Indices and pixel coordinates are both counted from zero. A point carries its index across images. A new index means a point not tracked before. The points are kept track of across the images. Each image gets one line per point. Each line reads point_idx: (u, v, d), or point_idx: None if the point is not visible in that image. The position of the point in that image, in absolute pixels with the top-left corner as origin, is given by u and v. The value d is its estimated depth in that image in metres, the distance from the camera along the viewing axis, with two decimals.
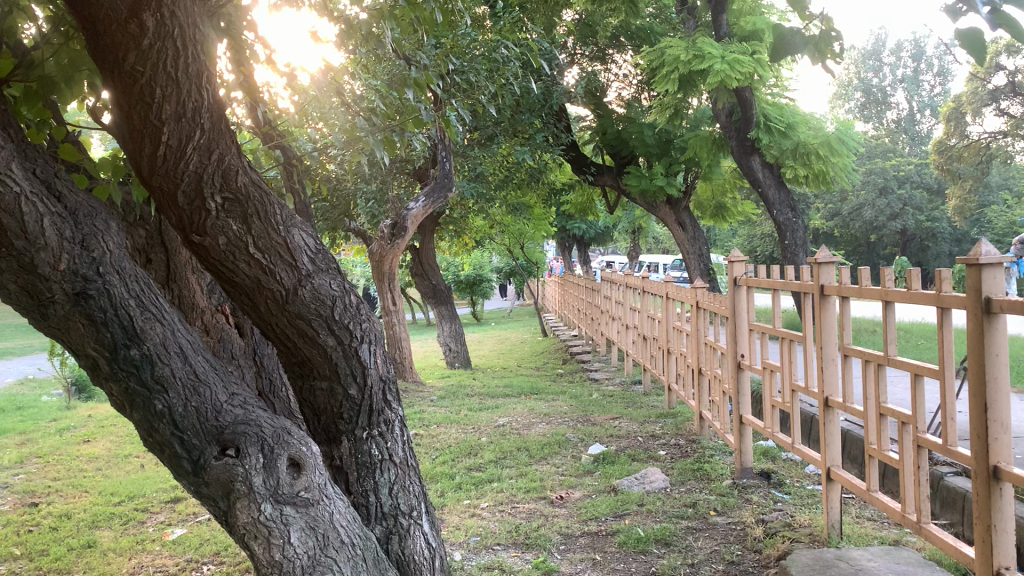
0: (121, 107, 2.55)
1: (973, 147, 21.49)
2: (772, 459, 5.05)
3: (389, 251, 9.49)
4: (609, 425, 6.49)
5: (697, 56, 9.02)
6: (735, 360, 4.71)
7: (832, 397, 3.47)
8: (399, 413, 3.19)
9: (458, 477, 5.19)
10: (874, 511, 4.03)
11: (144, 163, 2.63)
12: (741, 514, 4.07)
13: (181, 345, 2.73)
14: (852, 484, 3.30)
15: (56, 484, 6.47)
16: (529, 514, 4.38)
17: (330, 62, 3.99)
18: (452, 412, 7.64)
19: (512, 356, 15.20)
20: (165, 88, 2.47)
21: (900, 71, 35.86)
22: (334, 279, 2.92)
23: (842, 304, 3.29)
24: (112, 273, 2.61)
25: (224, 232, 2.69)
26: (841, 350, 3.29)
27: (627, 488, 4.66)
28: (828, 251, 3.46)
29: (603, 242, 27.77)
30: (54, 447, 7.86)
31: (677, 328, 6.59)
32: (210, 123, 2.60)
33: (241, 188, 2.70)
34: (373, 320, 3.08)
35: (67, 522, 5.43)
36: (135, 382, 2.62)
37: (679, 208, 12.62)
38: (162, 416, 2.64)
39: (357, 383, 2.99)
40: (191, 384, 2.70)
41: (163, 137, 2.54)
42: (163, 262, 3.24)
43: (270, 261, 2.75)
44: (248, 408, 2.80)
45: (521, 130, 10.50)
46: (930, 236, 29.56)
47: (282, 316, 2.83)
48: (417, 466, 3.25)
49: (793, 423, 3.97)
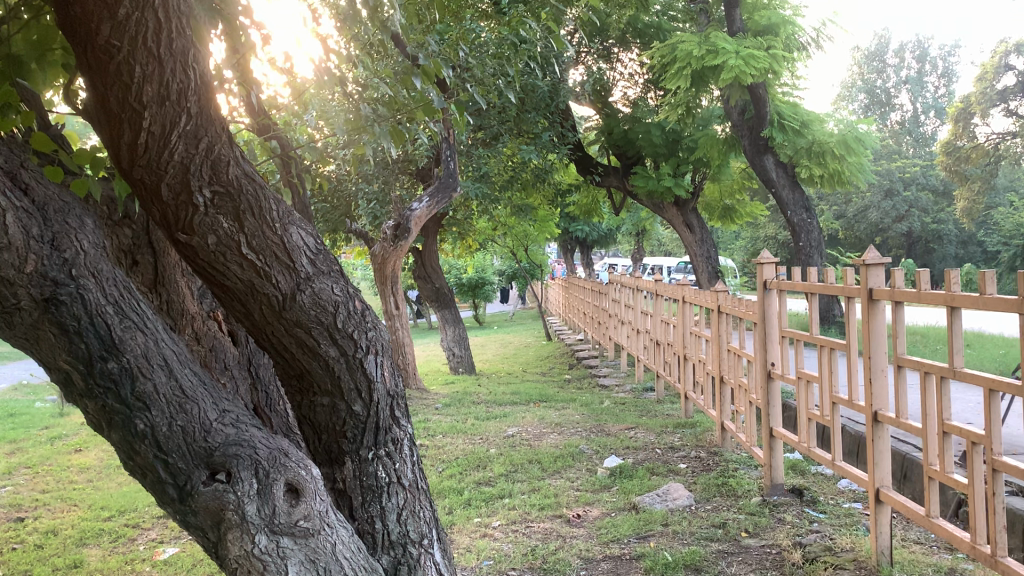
0: (95, 91, 2.26)
1: (981, 149, 21.08)
2: (802, 474, 4.75)
3: (392, 253, 9.13)
4: (624, 435, 6.18)
5: (710, 52, 8.80)
6: (765, 369, 4.42)
7: (881, 411, 3.18)
8: (409, 431, 2.89)
9: (467, 492, 4.89)
10: (920, 533, 3.72)
11: (123, 154, 2.34)
12: (775, 536, 3.77)
13: (166, 357, 2.43)
14: (906, 508, 3.02)
15: (44, 497, 6.17)
16: (545, 535, 4.08)
17: (334, 48, 3.71)
18: (458, 421, 7.34)
19: (516, 361, 14.90)
20: (145, 66, 2.18)
21: (904, 73, 35.71)
22: (336, 283, 2.63)
23: (895, 311, 3.00)
24: (88, 276, 2.32)
25: (214, 229, 2.39)
26: (893, 361, 3.00)
27: (649, 506, 4.35)
28: (877, 251, 3.16)
29: (607, 244, 27.50)
30: (44, 456, 7.58)
31: (694, 333, 6.29)
32: (198, 107, 2.31)
33: (233, 181, 2.42)
34: (380, 327, 2.78)
35: (52, 539, 5.13)
36: (113, 399, 2.32)
37: (686, 209, 12.34)
38: (144, 438, 2.34)
39: (362, 399, 2.70)
40: (177, 400, 2.40)
41: (145, 122, 2.25)
42: (150, 264, 2.95)
43: (265, 262, 2.46)
44: (241, 427, 2.51)
45: (527, 130, 10.27)
46: (934, 238, 29.17)
47: (279, 324, 2.53)
48: (427, 489, 2.96)
49: (834, 437, 3.66)
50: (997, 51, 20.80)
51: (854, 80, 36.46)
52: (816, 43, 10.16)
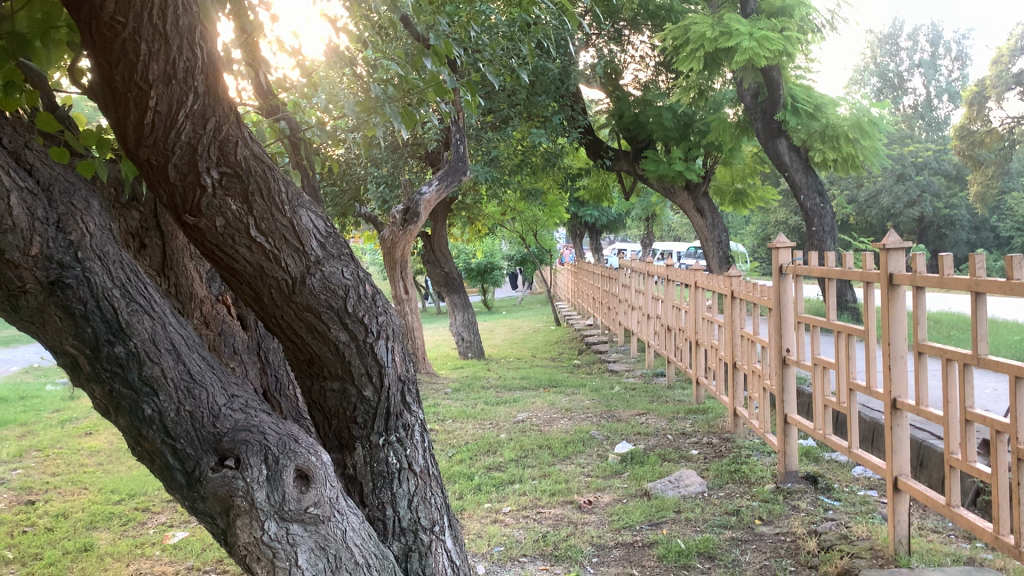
0: (101, 69, 2.21)
1: (995, 133, 20.69)
2: (816, 461, 4.70)
3: (402, 236, 9.08)
4: (635, 421, 6.14)
5: (723, 34, 8.64)
6: (780, 356, 4.36)
7: (900, 399, 3.12)
8: (420, 417, 2.85)
9: (477, 477, 4.87)
10: (938, 521, 3.67)
11: (129, 134, 2.29)
12: (789, 524, 3.72)
13: (174, 341, 2.39)
14: (926, 497, 2.97)
15: (54, 480, 6.20)
16: (556, 521, 4.04)
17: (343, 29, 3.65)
18: (467, 405, 7.32)
19: (525, 346, 14.86)
20: (151, 44, 2.13)
21: (917, 56, 35.26)
22: (347, 267, 2.57)
23: (916, 296, 2.93)
24: (93, 258, 2.28)
25: (222, 212, 2.35)
26: (913, 347, 2.93)
27: (661, 493, 4.31)
28: (897, 236, 3.09)
29: (615, 229, 27.39)
30: (54, 440, 7.61)
31: (707, 319, 6.22)
32: (205, 86, 2.25)
33: (241, 162, 2.36)
34: (391, 312, 2.73)
35: (63, 521, 5.15)
36: (120, 383, 2.29)
37: (697, 193, 12.22)
38: (152, 423, 2.32)
39: (373, 384, 2.65)
40: (185, 385, 2.37)
41: (151, 101, 2.20)
42: (158, 247, 2.91)
43: (274, 246, 2.41)
44: (250, 412, 2.47)
45: (536, 113, 10.15)
46: (947, 223, 28.89)
47: (289, 308, 2.49)
48: (439, 476, 2.92)
49: (851, 425, 3.60)
50: (1014, 33, 20.64)
51: (867, 64, 36.03)
52: (831, 26, 9.98)
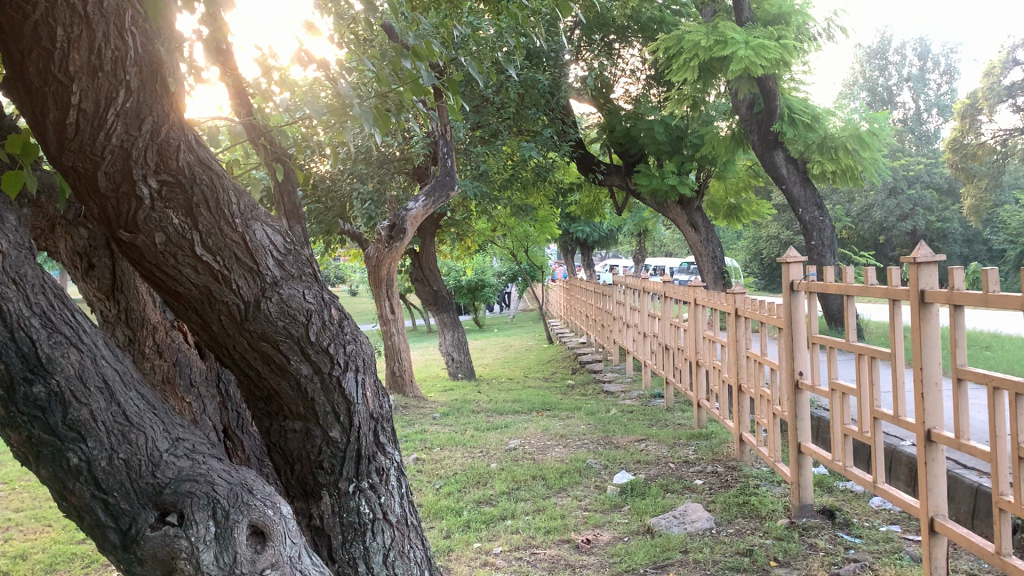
0: (12, 61, 1.89)
1: (987, 147, 20.55)
2: (830, 492, 4.38)
3: (387, 254, 8.67)
4: (634, 448, 5.80)
5: (718, 42, 8.36)
6: (792, 379, 4.03)
7: (936, 430, 2.80)
8: (397, 459, 2.51)
9: (466, 513, 4.51)
10: (971, 561, 3.34)
11: (51, 136, 1.96)
12: (807, 566, 3.39)
13: (106, 377, 2.05)
14: (967, 540, 2.65)
15: (18, 516, 5.80)
16: (551, 563, 3.69)
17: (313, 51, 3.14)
18: (457, 431, 6.96)
19: (518, 365, 14.49)
20: (69, 29, 1.81)
21: (905, 70, 35.47)
22: (309, 289, 2.25)
23: (953, 315, 2.62)
24: (7, 283, 1.94)
25: (163, 226, 2.02)
26: (953, 373, 2.61)
27: (666, 530, 3.96)
28: (929, 248, 2.77)
29: (608, 245, 27.15)
30: (22, 471, 7.19)
31: (708, 337, 5.91)
32: (140, 80, 1.93)
33: (184, 168, 2.04)
34: (361, 340, 2.40)
35: (20, 564, 4.75)
36: (39, 428, 1.94)
37: (691, 208, 11.92)
38: (79, 474, 1.97)
39: (341, 424, 2.32)
40: (120, 429, 2.03)
41: (74, 97, 1.87)
42: (108, 268, 2.61)
43: (224, 265, 2.09)
44: (196, 459, 2.14)
45: (527, 127, 9.88)
46: (940, 237, 28.65)
47: (242, 337, 2.17)
48: (418, 525, 2.58)
49: (876, 455, 3.27)
50: (1004, 45, 20.59)
51: (855, 78, 36.17)
52: (827, 34, 9.78)
